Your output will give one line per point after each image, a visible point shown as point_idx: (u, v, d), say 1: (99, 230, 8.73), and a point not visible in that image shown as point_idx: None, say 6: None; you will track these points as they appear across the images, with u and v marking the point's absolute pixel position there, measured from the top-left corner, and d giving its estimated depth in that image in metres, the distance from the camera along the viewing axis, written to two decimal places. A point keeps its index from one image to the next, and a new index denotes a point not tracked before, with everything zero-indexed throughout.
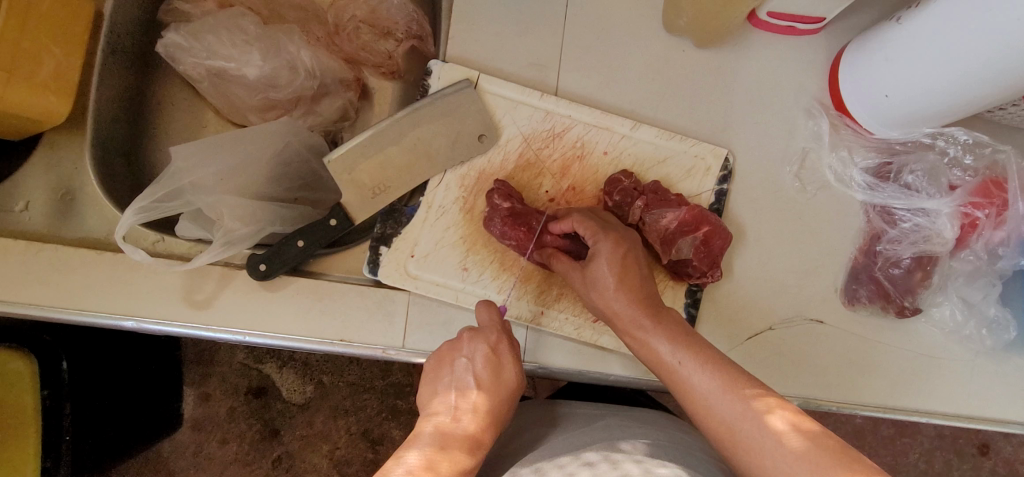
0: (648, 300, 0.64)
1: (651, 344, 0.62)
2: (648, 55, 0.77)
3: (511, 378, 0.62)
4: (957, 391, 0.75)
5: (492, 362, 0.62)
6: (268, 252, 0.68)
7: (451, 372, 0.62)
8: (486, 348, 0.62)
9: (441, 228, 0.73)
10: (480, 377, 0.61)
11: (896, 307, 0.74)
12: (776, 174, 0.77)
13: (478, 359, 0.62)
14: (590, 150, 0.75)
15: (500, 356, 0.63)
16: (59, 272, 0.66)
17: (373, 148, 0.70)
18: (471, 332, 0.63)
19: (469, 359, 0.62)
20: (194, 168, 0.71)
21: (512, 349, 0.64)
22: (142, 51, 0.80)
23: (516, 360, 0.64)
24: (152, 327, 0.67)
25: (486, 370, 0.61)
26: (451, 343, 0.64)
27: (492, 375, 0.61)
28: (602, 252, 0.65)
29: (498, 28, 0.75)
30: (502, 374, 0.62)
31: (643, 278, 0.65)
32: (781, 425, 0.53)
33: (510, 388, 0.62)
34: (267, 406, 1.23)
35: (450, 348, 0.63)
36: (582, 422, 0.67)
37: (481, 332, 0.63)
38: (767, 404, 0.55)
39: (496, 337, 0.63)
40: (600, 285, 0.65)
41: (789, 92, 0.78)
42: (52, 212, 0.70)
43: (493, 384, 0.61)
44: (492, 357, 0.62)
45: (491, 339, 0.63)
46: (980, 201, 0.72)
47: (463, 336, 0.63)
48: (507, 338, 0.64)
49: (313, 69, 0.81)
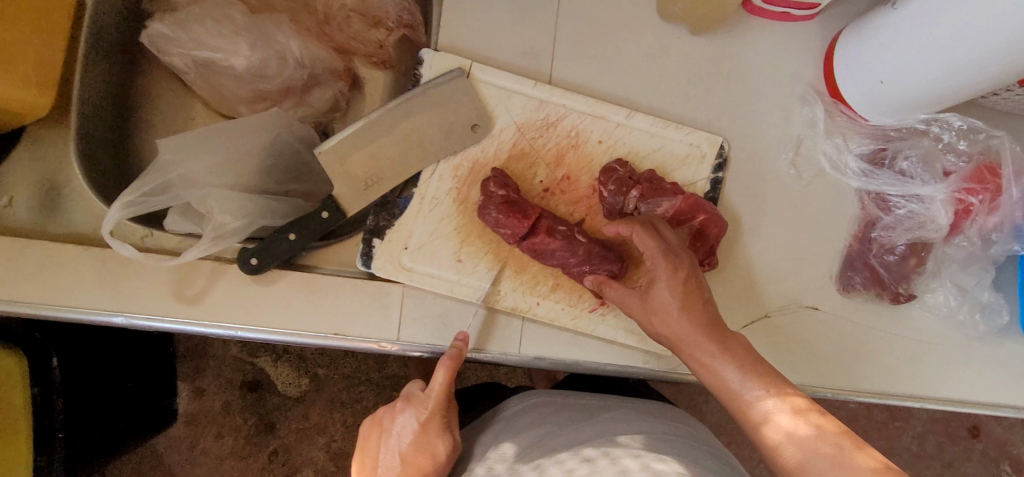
0: (712, 323, 0.62)
1: (717, 370, 0.60)
2: (643, 43, 0.76)
3: (433, 451, 0.62)
4: (951, 376, 0.75)
5: (420, 438, 0.63)
6: (259, 246, 0.67)
7: (383, 440, 0.66)
8: (415, 421, 0.65)
9: (435, 219, 0.72)
10: (404, 450, 0.63)
11: (891, 294, 0.74)
12: (771, 161, 0.77)
13: (406, 431, 0.65)
14: (585, 139, 0.74)
15: (428, 430, 0.64)
16: (46, 268, 0.65)
17: (365, 138, 0.69)
18: (405, 401, 0.67)
19: (398, 431, 0.65)
20: (182, 161, 0.70)
21: (445, 424, 0.65)
22: (126, 42, 0.78)
23: (448, 432, 0.64)
24: (143, 323, 0.66)
25: (410, 446, 0.63)
26: (386, 413, 0.68)
27: (415, 447, 0.63)
28: (661, 276, 0.62)
29: (491, 16, 0.74)
30: (429, 447, 0.63)
31: (706, 302, 0.62)
32: (777, 436, 0.56)
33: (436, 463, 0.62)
34: (263, 400, 1.22)
35: (386, 416, 0.68)
36: (585, 417, 0.67)
37: (414, 403, 0.66)
38: (767, 410, 0.57)
39: (428, 409, 0.65)
40: (665, 314, 0.62)
41: (784, 79, 0.78)
42: (37, 207, 0.68)
43: (415, 457, 0.62)
44: (417, 430, 0.64)
45: (420, 413, 0.65)
46: (974, 187, 0.72)
47: (398, 405, 0.67)
48: (437, 408, 0.65)
49: (303, 60, 0.79)
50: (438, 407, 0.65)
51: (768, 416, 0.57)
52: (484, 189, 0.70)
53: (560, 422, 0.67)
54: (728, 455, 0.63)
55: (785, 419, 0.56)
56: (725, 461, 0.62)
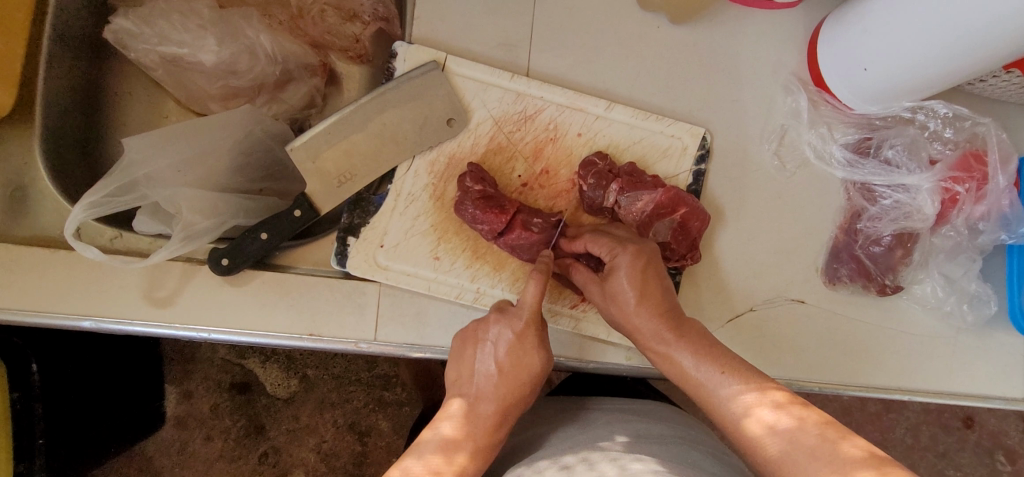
0: (671, 312, 0.62)
1: (673, 358, 0.60)
2: (621, 33, 0.74)
3: (532, 366, 0.62)
4: (939, 367, 0.74)
5: (517, 350, 0.62)
6: (229, 246, 0.65)
7: (475, 354, 0.63)
8: (510, 334, 0.62)
9: (411, 216, 0.70)
10: (502, 363, 0.62)
11: (877, 286, 0.73)
12: (755, 152, 0.75)
13: (502, 344, 0.62)
14: (564, 132, 0.72)
15: (524, 343, 0.62)
16: (11, 272, 0.63)
17: (337, 135, 0.68)
18: (499, 315, 0.63)
19: (494, 345, 0.62)
20: (149, 160, 0.68)
21: (542, 334, 0.63)
22: (94, 40, 0.76)
23: (542, 348, 0.63)
24: (112, 327, 0.65)
25: (508, 356, 0.62)
26: (479, 324, 0.64)
27: (514, 359, 0.62)
28: (622, 265, 0.63)
29: (464, 7, 0.72)
30: (525, 360, 0.62)
31: (666, 293, 0.63)
32: (758, 430, 0.54)
33: (533, 375, 0.62)
34: (251, 402, 1.21)
35: (478, 327, 0.63)
36: (580, 420, 0.66)
37: (508, 317, 0.63)
38: (747, 404, 0.56)
39: (524, 323, 0.62)
40: (626, 303, 0.62)
41: (767, 67, 0.76)
42: (0, 210, 0.66)
43: (514, 370, 0.62)
44: (515, 343, 0.62)
45: (516, 326, 0.62)
46: (960, 175, 0.71)
47: (490, 318, 0.63)
48: (536, 324, 0.62)
49: (275, 55, 0.78)
50: (535, 322, 0.62)
51: (748, 411, 0.55)
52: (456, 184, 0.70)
53: (557, 428, 0.65)
54: (706, 444, 0.61)
55: (767, 413, 0.54)
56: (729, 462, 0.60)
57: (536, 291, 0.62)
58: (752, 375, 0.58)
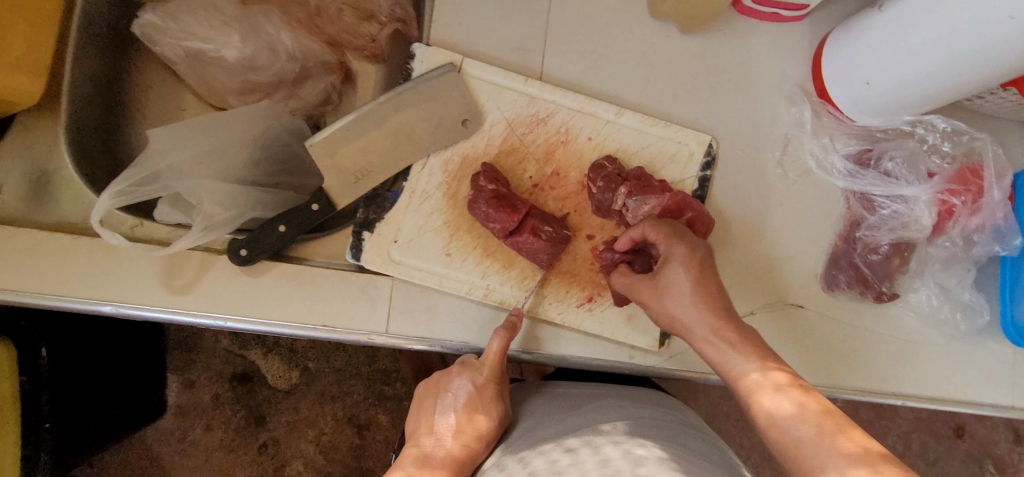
0: (727, 314, 0.64)
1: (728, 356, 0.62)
2: (633, 42, 0.77)
3: (487, 417, 0.64)
4: (931, 374, 0.76)
5: (472, 403, 0.65)
6: (248, 238, 0.67)
7: (439, 402, 0.66)
8: (471, 385, 0.65)
9: (424, 213, 0.72)
10: (460, 409, 0.64)
11: (874, 293, 0.75)
12: (758, 160, 0.78)
13: (461, 395, 0.65)
14: (575, 136, 0.74)
15: (484, 394, 0.65)
16: (35, 257, 0.65)
17: (355, 131, 0.70)
18: (462, 368, 0.67)
19: (455, 395, 0.65)
20: (171, 151, 0.69)
21: (499, 392, 0.66)
22: (117, 32, 0.78)
23: (501, 400, 0.66)
24: (132, 312, 0.66)
25: (466, 407, 0.64)
26: (444, 377, 0.68)
27: (471, 409, 0.64)
28: (678, 256, 0.64)
29: (482, 13, 0.74)
30: (484, 410, 0.65)
31: (721, 292, 0.65)
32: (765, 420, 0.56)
33: (486, 429, 0.64)
34: (254, 392, 1.23)
35: (442, 381, 0.68)
36: (574, 402, 0.68)
37: (470, 368, 0.66)
38: (755, 385, 0.59)
39: (484, 377, 0.65)
40: (686, 293, 0.63)
41: (772, 79, 0.79)
42: (26, 195, 0.68)
43: (471, 423, 0.63)
44: (474, 394, 0.65)
45: (476, 377, 0.65)
46: (957, 187, 0.73)
47: (454, 370, 0.68)
48: (496, 379, 0.65)
49: (295, 52, 0.80)
50: (496, 375, 0.65)
51: (755, 392, 0.59)
52: (472, 181, 0.72)
53: (551, 410, 0.67)
54: (704, 436, 0.63)
55: (771, 398, 0.57)
56: (714, 443, 0.63)
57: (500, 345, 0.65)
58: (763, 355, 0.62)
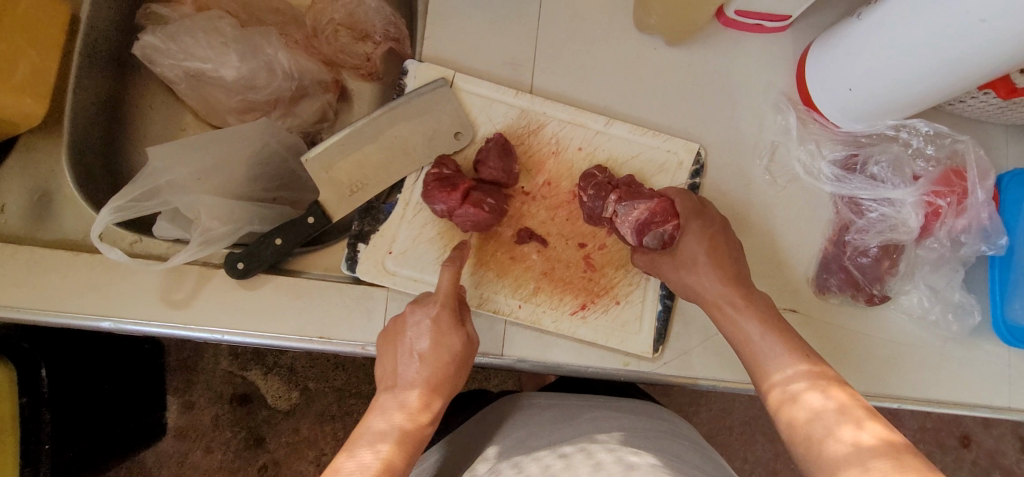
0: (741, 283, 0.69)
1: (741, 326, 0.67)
2: (620, 55, 0.79)
3: (451, 342, 0.64)
4: (927, 376, 0.76)
5: (433, 336, 0.64)
6: (245, 251, 0.68)
7: (400, 346, 0.65)
8: (428, 320, 0.64)
9: (418, 225, 0.73)
10: (421, 347, 0.64)
11: (865, 296, 0.76)
12: (746, 167, 0.79)
13: (420, 331, 0.64)
14: (565, 146, 0.76)
15: (442, 325, 0.64)
16: (36, 274, 0.66)
17: (350, 147, 0.71)
18: (414, 305, 0.66)
19: (415, 334, 0.64)
20: (171, 168, 0.71)
21: (458, 316, 0.65)
22: (120, 54, 0.80)
23: (462, 327, 0.65)
24: (130, 328, 0.67)
25: (428, 343, 0.64)
26: (399, 317, 0.66)
27: (431, 344, 0.64)
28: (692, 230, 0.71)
29: (473, 29, 0.76)
30: (445, 343, 0.64)
31: (734, 259, 0.71)
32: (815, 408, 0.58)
33: (453, 353, 0.64)
34: (252, 414, 1.23)
35: (398, 322, 0.66)
36: (567, 413, 0.68)
37: (424, 304, 0.66)
38: (812, 386, 0.60)
39: (439, 307, 0.65)
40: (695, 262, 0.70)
41: (757, 88, 0.81)
42: (29, 214, 0.70)
43: (434, 357, 0.64)
44: (431, 327, 0.64)
45: (431, 311, 0.65)
46: (941, 189, 0.74)
47: (408, 309, 0.66)
48: (451, 307, 0.65)
49: (291, 71, 0.82)
50: (451, 304, 0.65)
51: (811, 390, 0.60)
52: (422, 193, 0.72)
53: (545, 419, 0.67)
54: (696, 446, 0.63)
55: (811, 398, 0.59)
56: (706, 454, 0.63)
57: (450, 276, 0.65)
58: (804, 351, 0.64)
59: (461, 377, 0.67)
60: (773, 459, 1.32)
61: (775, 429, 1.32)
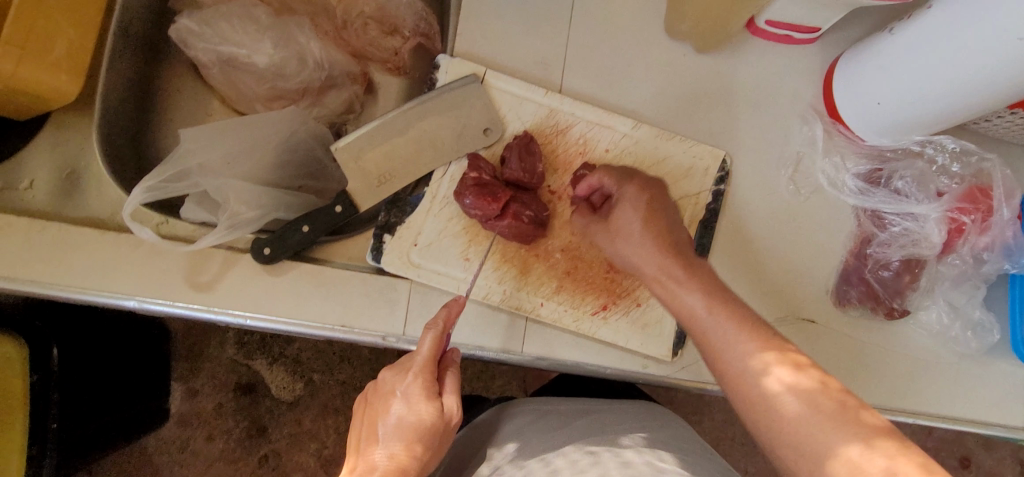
0: (677, 250, 0.63)
1: (684, 299, 0.61)
2: (650, 59, 0.79)
3: (421, 412, 0.59)
4: (942, 392, 0.77)
5: (403, 406, 0.60)
6: (271, 236, 0.69)
7: (372, 417, 0.61)
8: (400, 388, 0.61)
9: (444, 218, 0.73)
10: (391, 418, 0.59)
11: (885, 309, 0.76)
12: (771, 177, 0.79)
13: (392, 400, 0.60)
14: (593, 147, 0.76)
15: (413, 394, 0.60)
16: (61, 251, 0.67)
17: (380, 137, 0.72)
18: (391, 371, 0.63)
19: (387, 403, 0.61)
20: (200, 151, 0.71)
21: (431, 389, 0.61)
22: (151, 36, 0.80)
23: (435, 399, 0.61)
24: (152, 308, 0.67)
25: (399, 413, 0.59)
26: (377, 383, 0.63)
27: (401, 414, 0.59)
28: (626, 197, 0.67)
29: (505, 28, 0.77)
30: (418, 412, 0.59)
31: (673, 220, 0.66)
32: (775, 386, 0.52)
33: (425, 425, 0.59)
34: (256, 403, 1.23)
35: (374, 391, 0.63)
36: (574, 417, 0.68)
37: (400, 369, 0.62)
38: (758, 367, 0.54)
39: (413, 373, 0.61)
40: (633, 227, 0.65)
41: (785, 98, 0.81)
42: (56, 191, 0.70)
43: (402, 430, 0.58)
44: (403, 397, 0.60)
45: (404, 377, 0.61)
46: (966, 206, 0.74)
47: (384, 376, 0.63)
48: (423, 377, 0.61)
49: (322, 61, 0.82)
50: (424, 372, 0.61)
51: (761, 370, 0.54)
52: (456, 186, 0.73)
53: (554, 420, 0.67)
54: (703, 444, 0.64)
55: (773, 375, 0.53)
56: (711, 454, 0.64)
57: (427, 341, 0.62)
58: (769, 337, 0.56)
59: (434, 457, 0.60)
60: (773, 469, 1.33)
61: None
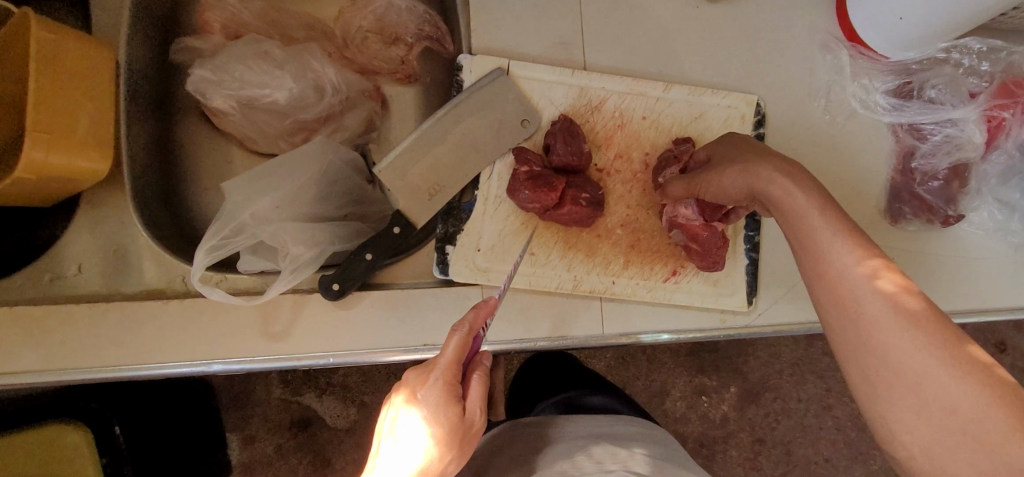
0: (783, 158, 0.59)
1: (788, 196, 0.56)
2: (666, 18, 0.78)
3: (438, 422, 0.58)
4: (1007, 285, 0.78)
5: (421, 409, 0.58)
6: (338, 271, 0.68)
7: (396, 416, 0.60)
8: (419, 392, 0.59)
9: (501, 218, 0.73)
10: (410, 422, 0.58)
11: (941, 218, 0.77)
12: (806, 111, 0.80)
13: (411, 404, 0.59)
14: (630, 118, 0.76)
15: (430, 400, 0.58)
16: (132, 329, 0.66)
17: (421, 150, 0.71)
18: (414, 372, 0.60)
19: (408, 406, 0.59)
20: (245, 202, 0.69)
21: (452, 393, 0.59)
22: (161, 94, 0.78)
23: (454, 404, 0.59)
24: (234, 367, 0.66)
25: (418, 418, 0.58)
26: (401, 381, 0.61)
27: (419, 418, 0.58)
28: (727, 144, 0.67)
29: (520, 14, 0.76)
30: (435, 418, 0.58)
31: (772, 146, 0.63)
32: (889, 287, 0.49)
33: (444, 430, 0.58)
34: (314, 437, 1.20)
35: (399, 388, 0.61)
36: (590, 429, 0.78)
37: (422, 372, 0.60)
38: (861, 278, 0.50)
39: (432, 377, 0.58)
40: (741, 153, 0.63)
41: (803, 29, 0.81)
42: (107, 272, 0.69)
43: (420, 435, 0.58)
44: (421, 401, 0.58)
45: (424, 382, 0.59)
46: (1005, 102, 0.76)
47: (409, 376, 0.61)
48: (443, 382, 0.58)
49: (338, 85, 0.80)
50: (447, 376, 0.58)
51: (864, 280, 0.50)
52: (509, 183, 0.72)
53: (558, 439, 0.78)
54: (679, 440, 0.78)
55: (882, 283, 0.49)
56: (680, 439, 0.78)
57: (447, 344, 0.58)
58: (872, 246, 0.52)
59: (453, 463, 0.60)
60: (825, 392, 1.35)
61: (823, 364, 1.35)
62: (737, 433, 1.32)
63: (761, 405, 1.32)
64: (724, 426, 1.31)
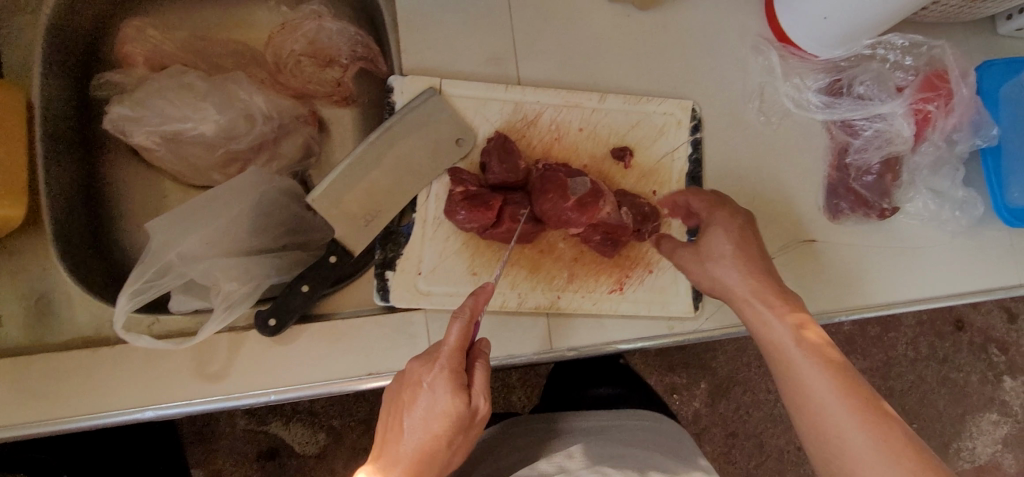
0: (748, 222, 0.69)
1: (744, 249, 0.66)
2: (597, 28, 0.78)
3: (446, 411, 0.57)
4: (944, 272, 0.80)
5: (432, 399, 0.57)
6: (274, 305, 0.66)
7: (403, 405, 0.58)
8: (427, 380, 0.57)
9: (441, 239, 0.72)
10: (421, 411, 0.57)
11: (877, 211, 0.79)
12: (741, 113, 0.80)
13: (420, 393, 0.57)
14: (566, 130, 0.76)
15: (440, 387, 0.57)
16: (59, 382, 0.63)
17: (353, 176, 0.68)
18: (420, 361, 0.58)
19: (415, 396, 0.57)
20: (172, 241, 0.68)
21: (460, 380, 0.57)
22: (84, 133, 0.75)
23: (466, 390, 0.58)
24: (170, 412, 0.64)
25: (428, 407, 0.57)
26: (406, 369, 0.59)
27: (428, 408, 0.57)
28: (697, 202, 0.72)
29: (448, 32, 0.75)
30: (446, 407, 0.57)
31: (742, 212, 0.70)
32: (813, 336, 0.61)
33: (454, 419, 0.57)
34: (283, 467, 1.17)
35: (405, 377, 0.59)
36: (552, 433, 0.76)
37: (430, 360, 0.58)
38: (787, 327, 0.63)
39: (441, 366, 0.57)
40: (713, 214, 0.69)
41: (733, 32, 0.81)
42: (30, 322, 0.66)
43: (431, 424, 0.57)
44: (431, 391, 0.57)
45: (432, 370, 0.57)
46: (929, 95, 0.78)
47: (415, 364, 0.58)
48: (450, 370, 0.57)
49: (269, 112, 0.78)
50: (455, 363, 0.57)
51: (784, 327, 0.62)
52: (447, 204, 0.72)
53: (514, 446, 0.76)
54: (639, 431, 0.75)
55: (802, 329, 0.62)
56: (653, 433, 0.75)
57: (456, 332, 0.57)
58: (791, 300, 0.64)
59: (458, 448, 0.59)
60: None
61: None
62: (709, 429, 1.32)
63: (732, 399, 1.33)
64: (697, 422, 1.32)
